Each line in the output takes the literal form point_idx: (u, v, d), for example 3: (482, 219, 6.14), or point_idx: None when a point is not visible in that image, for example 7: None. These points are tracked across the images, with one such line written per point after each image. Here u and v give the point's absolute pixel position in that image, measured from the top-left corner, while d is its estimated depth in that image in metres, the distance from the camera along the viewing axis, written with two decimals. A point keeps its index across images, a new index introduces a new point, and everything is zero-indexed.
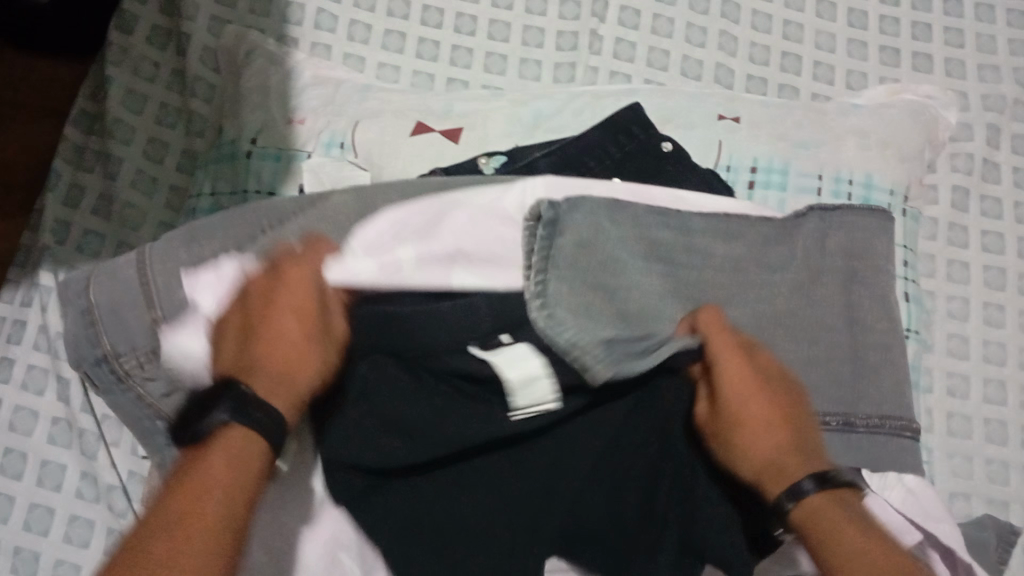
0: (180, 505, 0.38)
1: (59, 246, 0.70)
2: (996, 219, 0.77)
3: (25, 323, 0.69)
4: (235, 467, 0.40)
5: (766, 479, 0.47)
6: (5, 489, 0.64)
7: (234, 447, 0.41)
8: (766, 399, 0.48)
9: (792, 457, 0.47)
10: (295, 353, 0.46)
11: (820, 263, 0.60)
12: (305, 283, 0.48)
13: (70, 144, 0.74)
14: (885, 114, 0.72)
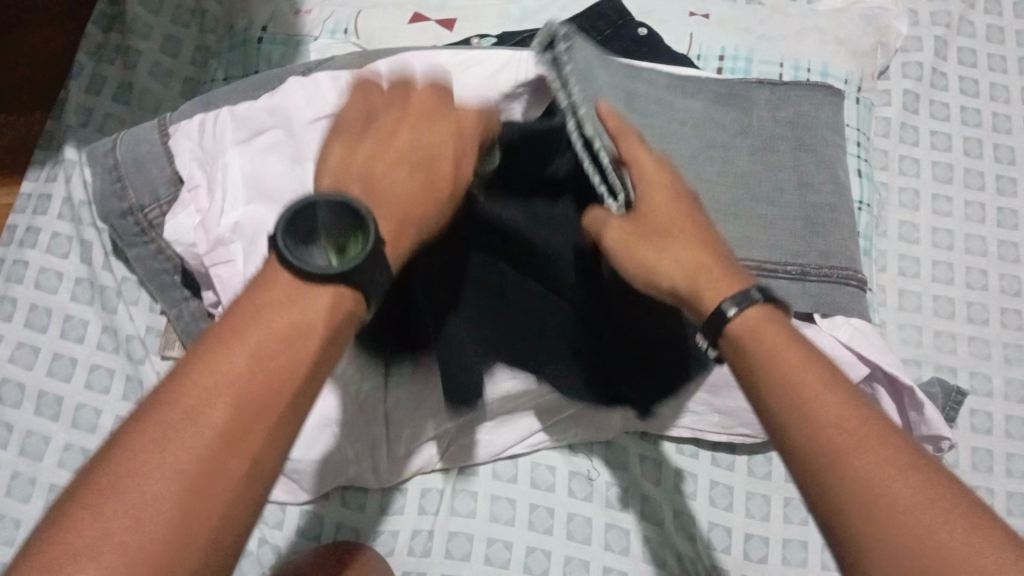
0: (227, 375, 0.38)
1: (81, 127, 0.76)
2: (945, 121, 0.84)
3: (49, 196, 0.74)
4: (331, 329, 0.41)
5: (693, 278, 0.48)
6: (31, 341, 0.70)
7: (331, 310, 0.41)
8: (675, 208, 0.51)
9: (719, 268, 0.48)
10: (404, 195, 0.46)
11: (772, 133, 0.67)
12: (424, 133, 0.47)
13: (91, 40, 0.78)
14: (843, 18, 0.79)
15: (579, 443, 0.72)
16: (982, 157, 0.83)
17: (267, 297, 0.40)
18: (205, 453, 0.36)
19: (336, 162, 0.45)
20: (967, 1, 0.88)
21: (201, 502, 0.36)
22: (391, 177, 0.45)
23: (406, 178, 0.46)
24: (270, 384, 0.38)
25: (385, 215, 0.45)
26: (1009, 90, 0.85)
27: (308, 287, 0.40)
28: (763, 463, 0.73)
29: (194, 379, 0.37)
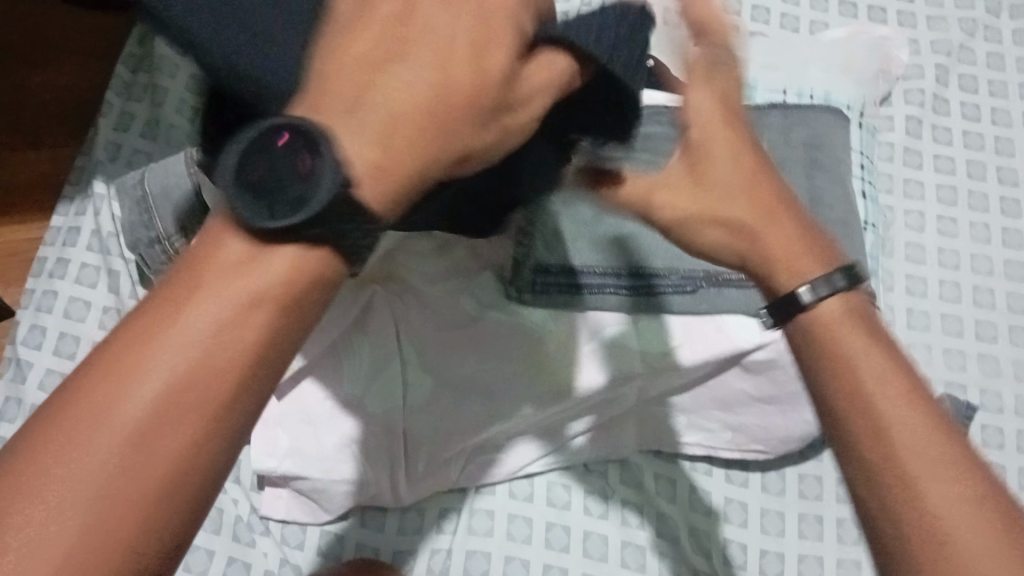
0: (159, 357, 0.32)
1: (111, 163, 0.79)
2: (948, 145, 0.86)
3: (79, 229, 0.77)
4: (291, 290, 0.34)
5: (758, 259, 0.46)
6: (61, 369, 0.72)
7: (288, 274, 0.34)
8: (746, 167, 0.47)
9: (794, 239, 0.46)
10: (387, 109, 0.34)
11: (784, 151, 0.70)
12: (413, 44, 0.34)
13: (119, 80, 0.83)
14: (844, 46, 0.82)
15: (594, 462, 0.73)
16: (985, 179, 0.84)
17: (222, 260, 0.34)
18: (119, 459, 0.31)
19: (310, 84, 0.35)
20: (968, 29, 0.90)
21: (110, 518, 0.31)
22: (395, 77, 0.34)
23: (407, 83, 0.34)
24: (216, 365, 0.33)
25: (368, 134, 0.34)
26: (1010, 115, 0.87)
27: (264, 248, 0.34)
28: (775, 480, 0.74)
29: (121, 362, 0.32)
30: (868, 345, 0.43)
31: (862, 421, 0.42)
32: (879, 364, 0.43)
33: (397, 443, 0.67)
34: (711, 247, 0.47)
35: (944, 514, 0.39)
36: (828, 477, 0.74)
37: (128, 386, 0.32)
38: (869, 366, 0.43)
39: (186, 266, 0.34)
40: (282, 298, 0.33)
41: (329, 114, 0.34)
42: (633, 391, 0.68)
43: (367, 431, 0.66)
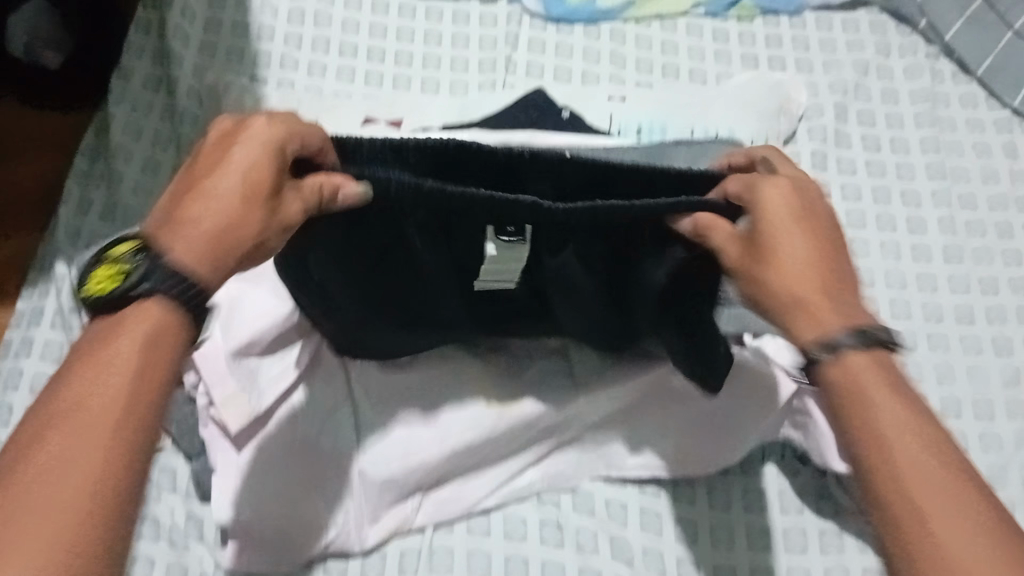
0: (84, 424, 0.43)
1: (72, 246, 0.85)
2: (853, 174, 0.94)
3: (41, 309, 0.82)
4: (154, 327, 0.46)
5: (790, 303, 0.53)
6: None
7: (146, 326, 0.46)
8: (810, 248, 0.54)
9: (834, 300, 0.52)
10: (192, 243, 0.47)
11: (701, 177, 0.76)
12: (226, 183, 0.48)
13: (77, 169, 0.90)
14: (743, 87, 0.94)
15: (546, 491, 0.75)
16: (891, 202, 0.93)
17: (109, 339, 0.45)
18: (48, 487, 0.41)
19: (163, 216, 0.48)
20: (861, 70, 1.01)
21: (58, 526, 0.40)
22: (219, 195, 0.48)
23: (244, 168, 0.48)
24: (111, 386, 0.44)
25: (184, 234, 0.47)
26: (907, 144, 0.97)
27: (124, 311, 0.46)
28: (722, 496, 0.76)
29: (34, 439, 0.43)
30: (886, 393, 0.49)
31: (878, 462, 0.48)
32: (890, 405, 0.49)
33: (354, 482, 0.70)
34: (790, 299, 0.53)
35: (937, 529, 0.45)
36: (772, 489, 0.77)
37: (71, 446, 0.42)
38: (885, 421, 0.48)
39: (73, 358, 0.46)
40: (149, 331, 0.46)
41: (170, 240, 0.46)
42: (572, 416, 0.73)
43: (324, 469, 0.70)
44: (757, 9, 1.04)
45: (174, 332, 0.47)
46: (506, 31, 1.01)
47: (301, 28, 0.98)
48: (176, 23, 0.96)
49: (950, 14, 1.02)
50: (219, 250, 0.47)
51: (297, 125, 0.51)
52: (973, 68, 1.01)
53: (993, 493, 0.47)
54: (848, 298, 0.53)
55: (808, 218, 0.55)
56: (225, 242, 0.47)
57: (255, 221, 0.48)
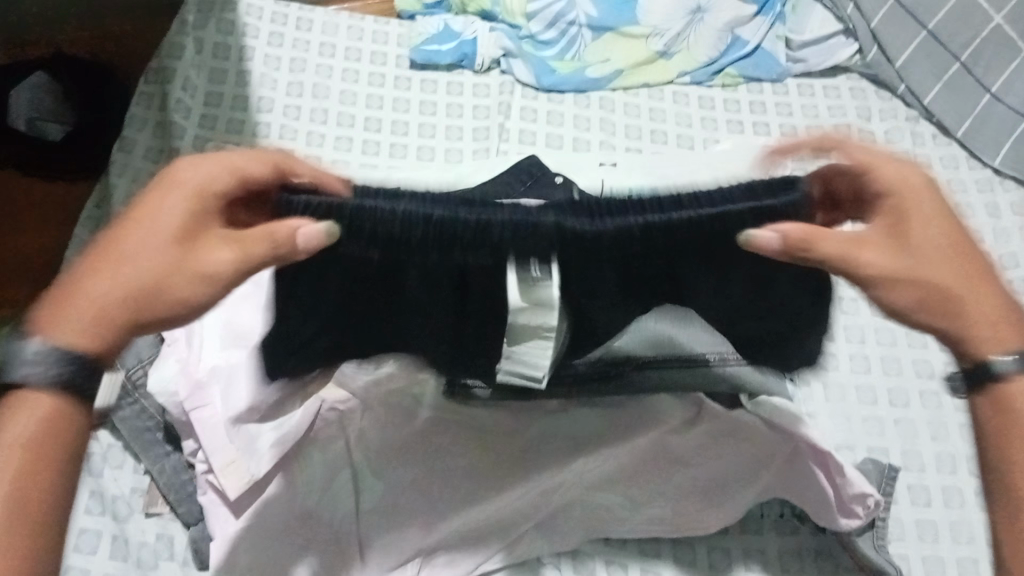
0: None
1: None
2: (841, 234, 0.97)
3: None
4: (30, 433, 0.48)
5: (935, 308, 0.54)
6: None
7: (32, 422, 0.49)
8: (949, 249, 0.54)
9: (984, 297, 0.55)
10: (113, 306, 0.49)
11: None
12: (145, 235, 0.49)
13: (79, 239, 0.91)
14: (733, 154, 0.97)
15: (548, 555, 0.74)
16: None
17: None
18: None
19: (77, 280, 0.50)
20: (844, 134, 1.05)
21: None
22: (145, 253, 0.49)
23: (170, 216, 0.49)
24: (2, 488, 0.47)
25: (108, 306, 0.49)
26: None
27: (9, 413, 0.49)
28: (722, 557, 0.76)
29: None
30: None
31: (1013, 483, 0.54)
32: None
33: (350, 548, 0.70)
34: (913, 305, 0.54)
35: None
36: (770, 546, 0.77)
37: None
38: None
39: None
40: (36, 437, 0.49)
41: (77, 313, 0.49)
42: (571, 478, 0.71)
43: (319, 538, 0.70)
44: (741, 78, 1.08)
45: (65, 432, 0.50)
46: (498, 100, 1.04)
47: (300, 100, 1.02)
48: (177, 97, 0.98)
49: (927, 80, 1.06)
50: (111, 305, 0.49)
51: (233, 161, 0.51)
52: (952, 130, 1.04)
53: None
54: (976, 309, 0.55)
55: (931, 222, 0.54)
56: (148, 296, 0.49)
57: (180, 277, 0.49)
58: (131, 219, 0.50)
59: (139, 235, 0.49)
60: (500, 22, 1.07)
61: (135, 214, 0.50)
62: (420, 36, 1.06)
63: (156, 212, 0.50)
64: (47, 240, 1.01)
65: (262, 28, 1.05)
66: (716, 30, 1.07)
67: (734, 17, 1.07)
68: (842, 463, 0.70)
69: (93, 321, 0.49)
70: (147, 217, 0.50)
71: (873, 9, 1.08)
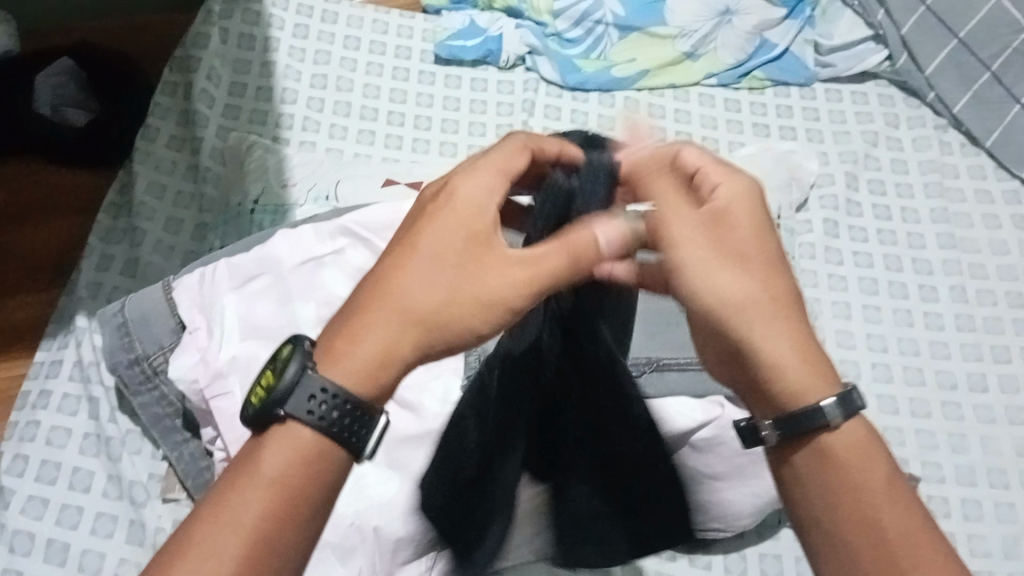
0: (207, 548, 0.44)
1: (92, 299, 0.87)
2: (864, 242, 0.96)
3: (61, 361, 0.83)
4: (300, 464, 0.45)
5: (772, 330, 0.51)
6: (41, 494, 0.75)
7: (287, 453, 0.45)
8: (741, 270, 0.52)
9: (807, 353, 0.51)
10: (430, 303, 0.48)
11: None
12: (479, 258, 0.49)
13: (101, 225, 0.92)
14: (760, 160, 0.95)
15: None
16: (902, 270, 0.95)
17: (251, 467, 0.45)
18: None
19: (375, 303, 0.48)
20: (869, 140, 1.04)
21: None
22: (482, 261, 0.49)
23: (433, 249, 0.49)
24: (235, 518, 0.44)
25: (383, 338, 0.47)
26: (917, 214, 0.99)
27: (269, 446, 0.46)
28: (737, 561, 0.76)
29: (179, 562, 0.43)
30: (880, 481, 0.50)
31: (861, 528, 0.48)
32: (883, 471, 0.50)
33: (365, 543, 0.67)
34: (708, 296, 0.52)
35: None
36: (786, 552, 0.77)
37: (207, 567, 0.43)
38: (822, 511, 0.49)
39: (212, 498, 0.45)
40: (304, 457, 0.45)
41: (336, 349, 0.47)
42: None
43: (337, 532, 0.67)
44: (767, 81, 1.07)
45: (319, 464, 0.46)
46: (522, 98, 1.04)
47: (324, 92, 1.01)
48: (202, 87, 0.98)
49: (956, 90, 1.05)
50: (396, 353, 0.47)
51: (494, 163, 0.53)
52: (981, 140, 1.03)
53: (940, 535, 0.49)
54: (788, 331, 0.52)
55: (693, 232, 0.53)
56: (428, 326, 0.48)
57: (488, 279, 0.49)
58: (395, 287, 0.48)
59: (465, 256, 0.49)
60: (526, 19, 1.07)
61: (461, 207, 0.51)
62: (445, 32, 1.06)
63: (450, 253, 0.49)
64: (67, 227, 1.02)
65: (288, 19, 1.05)
66: (743, 33, 1.06)
67: (761, 21, 1.05)
68: None
69: (402, 316, 0.47)
70: (476, 251, 0.49)
71: (903, 15, 1.06)
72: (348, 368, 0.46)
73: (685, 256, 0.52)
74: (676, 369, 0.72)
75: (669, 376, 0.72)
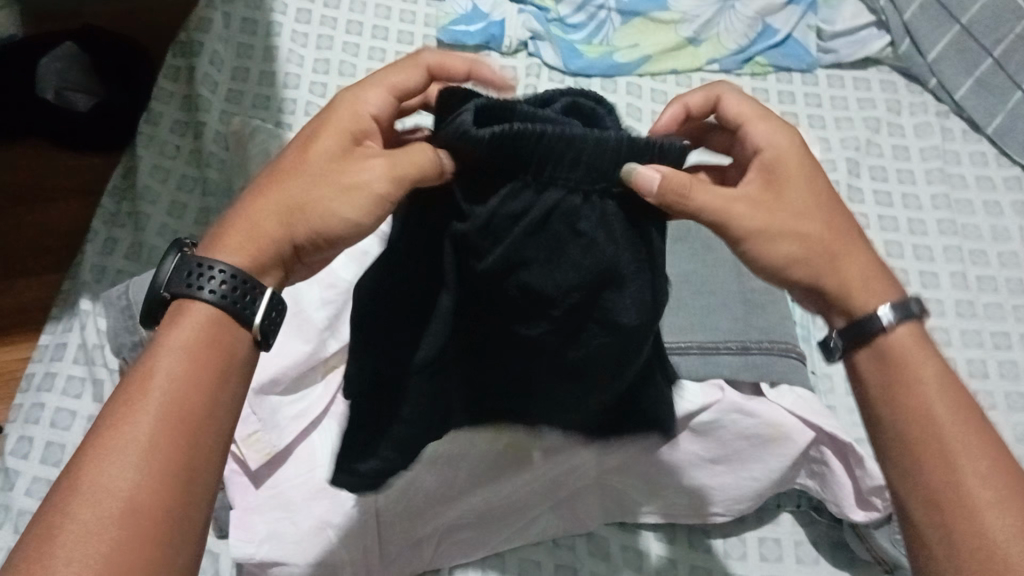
0: (119, 435, 0.43)
1: (96, 283, 0.88)
2: (865, 228, 0.96)
3: (66, 344, 0.83)
4: (206, 344, 0.47)
5: (853, 276, 0.53)
6: (46, 475, 0.76)
7: (196, 332, 0.47)
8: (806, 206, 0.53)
9: (870, 262, 0.54)
10: (316, 192, 0.50)
11: None
12: (341, 148, 0.51)
13: (105, 210, 0.92)
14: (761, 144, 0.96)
15: (562, 536, 0.75)
16: (903, 256, 0.95)
17: (159, 342, 0.47)
18: (100, 514, 0.41)
19: (265, 197, 0.50)
20: (871, 127, 1.04)
21: (126, 528, 0.41)
22: (356, 163, 0.50)
23: (322, 146, 0.51)
24: (145, 401, 0.44)
25: (265, 226, 0.50)
26: (919, 201, 0.99)
27: (188, 318, 0.48)
28: (737, 545, 0.77)
29: (94, 441, 0.44)
30: (927, 364, 0.52)
31: (916, 421, 0.50)
32: (933, 368, 0.52)
33: (368, 523, 0.69)
34: (786, 262, 0.52)
35: (962, 462, 0.48)
36: (785, 535, 0.77)
37: (103, 455, 0.43)
38: (920, 405, 0.50)
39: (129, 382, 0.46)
40: (210, 362, 0.46)
41: (262, 223, 0.50)
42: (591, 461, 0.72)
43: (340, 514, 0.68)
44: (770, 66, 1.07)
45: (222, 346, 0.47)
46: (525, 83, 1.03)
47: (326, 77, 1.01)
48: (205, 71, 0.98)
49: (959, 76, 1.05)
50: (262, 233, 0.50)
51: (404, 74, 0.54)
52: (983, 127, 1.03)
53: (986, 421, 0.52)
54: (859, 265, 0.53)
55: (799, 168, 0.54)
56: (303, 209, 0.49)
57: (350, 170, 0.50)
58: (290, 168, 0.51)
59: (322, 149, 0.51)
60: (528, 4, 1.07)
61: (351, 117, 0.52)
62: (448, 17, 1.06)
63: (352, 143, 0.52)
64: (70, 211, 1.02)
65: (290, 4, 1.04)
66: (746, 18, 1.07)
67: (766, 5, 1.07)
68: (862, 455, 0.71)
69: (271, 210, 0.50)
70: (342, 146, 0.51)
71: (906, 1, 1.07)
72: (230, 239, 0.49)
73: (774, 228, 0.51)
74: (684, 351, 0.73)
75: (678, 358, 0.73)
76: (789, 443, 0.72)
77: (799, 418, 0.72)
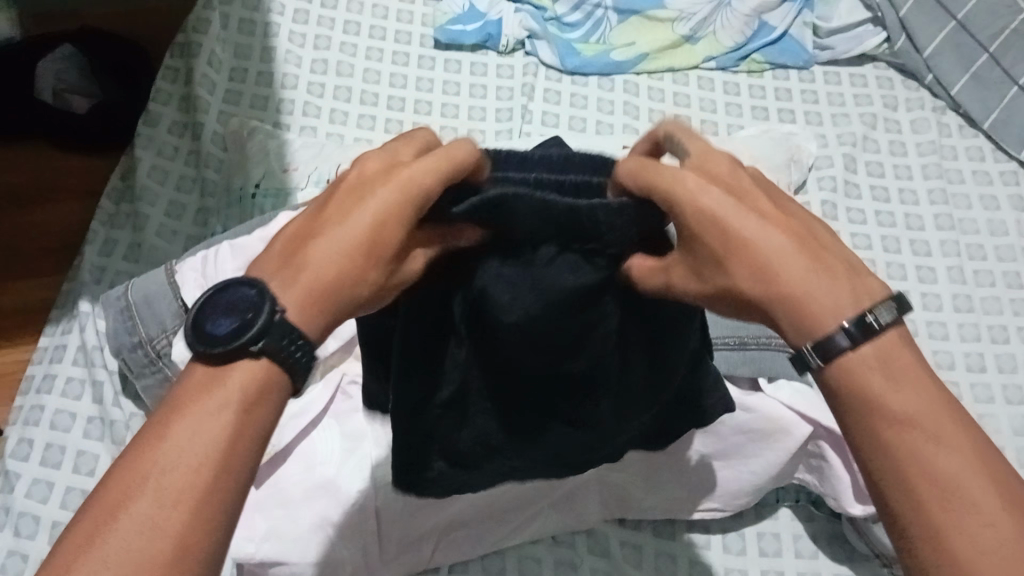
0: (154, 489, 0.40)
1: (95, 284, 0.88)
2: (862, 224, 0.97)
3: (65, 345, 0.83)
4: (251, 396, 0.43)
5: (784, 301, 0.45)
6: (46, 477, 0.76)
7: (246, 379, 0.43)
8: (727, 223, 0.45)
9: (813, 270, 0.45)
10: (312, 251, 0.44)
11: None
12: (337, 208, 0.46)
13: (104, 211, 0.92)
14: (757, 140, 0.97)
15: (562, 533, 0.75)
16: (901, 251, 0.95)
17: (205, 390, 0.43)
18: (127, 572, 0.39)
19: (268, 274, 0.45)
20: (868, 123, 1.04)
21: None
22: (353, 217, 0.45)
23: (375, 217, 0.44)
24: (184, 454, 0.41)
25: (270, 290, 0.45)
26: (916, 196, 0.99)
27: (233, 369, 0.43)
28: (735, 540, 0.77)
29: (117, 487, 0.41)
30: (895, 383, 0.45)
31: (875, 450, 0.44)
32: (891, 386, 0.45)
33: (368, 522, 0.69)
34: (733, 309, 0.47)
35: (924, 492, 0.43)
36: (785, 530, 0.77)
37: (136, 511, 0.40)
38: (894, 432, 0.44)
39: (161, 421, 0.42)
40: (252, 412, 0.43)
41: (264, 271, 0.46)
42: None
43: (339, 512, 0.68)
44: (767, 64, 1.07)
45: (258, 400, 0.43)
46: (522, 81, 1.04)
47: (324, 77, 1.02)
48: (203, 72, 0.98)
49: (955, 71, 1.05)
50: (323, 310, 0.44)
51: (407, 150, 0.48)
52: (979, 122, 1.04)
53: (971, 422, 0.45)
54: (815, 286, 0.44)
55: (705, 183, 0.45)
56: (294, 269, 0.44)
57: (345, 228, 0.44)
58: (296, 237, 0.46)
59: (325, 212, 0.46)
60: (525, 3, 1.07)
61: (348, 185, 0.46)
62: (445, 17, 1.06)
63: (342, 203, 0.46)
64: (69, 213, 1.02)
65: (287, 4, 1.05)
66: (743, 16, 1.06)
67: (762, 3, 1.06)
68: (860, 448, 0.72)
69: (271, 278, 0.45)
70: (338, 202, 0.46)
71: None
72: (290, 314, 0.43)
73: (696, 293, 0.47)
74: None
75: None
76: (787, 437, 0.72)
77: (796, 412, 0.73)
